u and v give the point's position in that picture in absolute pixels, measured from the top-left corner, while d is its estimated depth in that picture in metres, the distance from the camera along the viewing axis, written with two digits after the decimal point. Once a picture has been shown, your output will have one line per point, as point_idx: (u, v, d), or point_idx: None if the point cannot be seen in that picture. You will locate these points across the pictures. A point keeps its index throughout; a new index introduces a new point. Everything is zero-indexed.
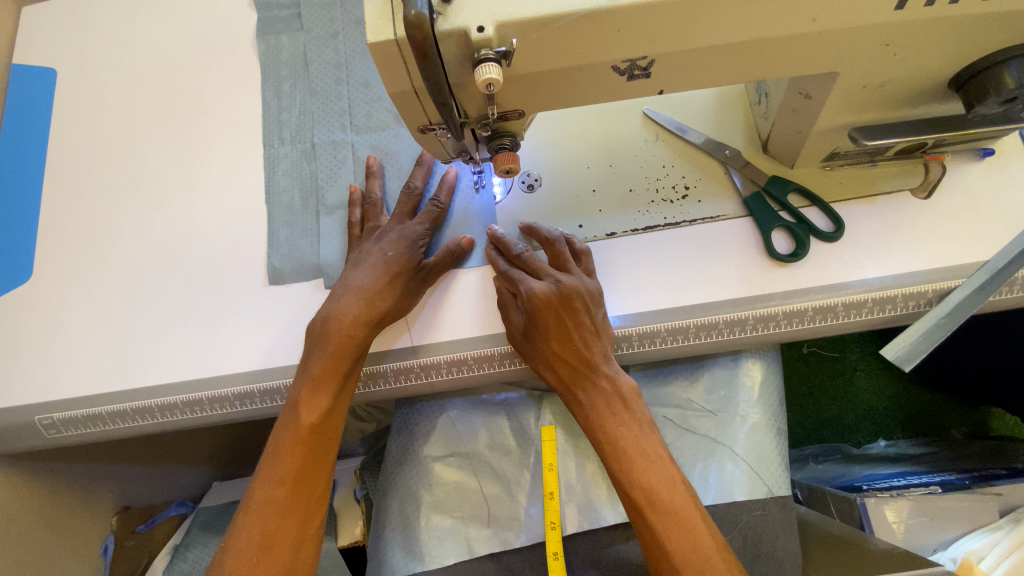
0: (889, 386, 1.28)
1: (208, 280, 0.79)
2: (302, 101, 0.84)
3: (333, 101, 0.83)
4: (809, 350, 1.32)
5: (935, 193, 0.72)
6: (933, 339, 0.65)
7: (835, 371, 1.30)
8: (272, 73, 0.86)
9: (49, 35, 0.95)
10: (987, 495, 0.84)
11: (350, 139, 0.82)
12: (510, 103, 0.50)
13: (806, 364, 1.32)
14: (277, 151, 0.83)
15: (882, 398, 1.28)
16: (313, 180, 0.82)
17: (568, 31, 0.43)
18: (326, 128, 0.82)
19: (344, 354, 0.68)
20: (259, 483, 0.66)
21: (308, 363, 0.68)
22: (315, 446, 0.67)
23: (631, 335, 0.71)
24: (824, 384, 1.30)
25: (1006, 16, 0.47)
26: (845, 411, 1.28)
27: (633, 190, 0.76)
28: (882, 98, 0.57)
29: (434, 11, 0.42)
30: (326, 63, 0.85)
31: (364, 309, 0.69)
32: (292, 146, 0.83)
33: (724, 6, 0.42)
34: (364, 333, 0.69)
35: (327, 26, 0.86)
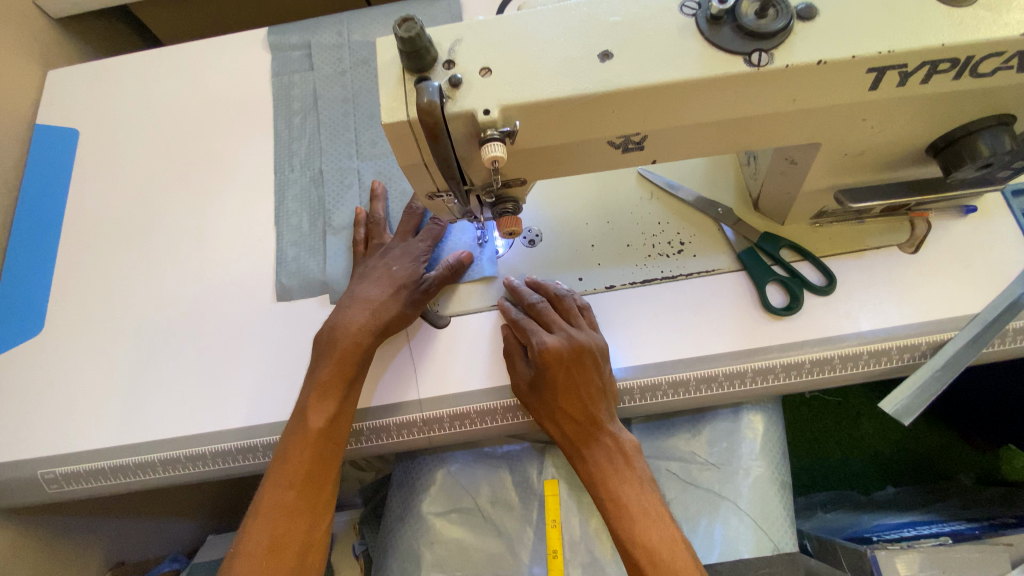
0: (894, 431, 1.27)
1: (215, 332, 0.81)
2: (311, 133, 0.90)
3: (341, 130, 0.89)
4: (810, 394, 1.33)
5: (922, 249, 0.74)
6: (931, 391, 0.66)
7: (840, 416, 1.30)
8: (284, 108, 0.92)
9: (74, 98, 1.00)
10: (998, 546, 0.81)
11: (356, 165, 0.87)
12: (513, 172, 0.54)
13: (809, 408, 1.32)
14: (287, 176, 0.88)
15: (888, 442, 1.27)
16: (321, 202, 0.86)
17: (566, 112, 0.46)
18: (334, 156, 0.88)
19: (352, 361, 0.70)
20: (269, 487, 0.66)
21: (315, 375, 0.70)
22: (323, 450, 0.68)
23: (632, 388, 0.72)
24: (828, 429, 1.30)
25: (975, 93, 0.50)
26: (851, 457, 1.27)
27: (630, 244, 0.79)
28: (864, 165, 0.60)
29: (444, 95, 0.46)
30: (334, 98, 0.91)
31: (370, 319, 0.72)
32: (301, 173, 0.88)
33: (709, 89, 0.46)
34: (369, 341, 0.72)
35: (335, 65, 0.92)
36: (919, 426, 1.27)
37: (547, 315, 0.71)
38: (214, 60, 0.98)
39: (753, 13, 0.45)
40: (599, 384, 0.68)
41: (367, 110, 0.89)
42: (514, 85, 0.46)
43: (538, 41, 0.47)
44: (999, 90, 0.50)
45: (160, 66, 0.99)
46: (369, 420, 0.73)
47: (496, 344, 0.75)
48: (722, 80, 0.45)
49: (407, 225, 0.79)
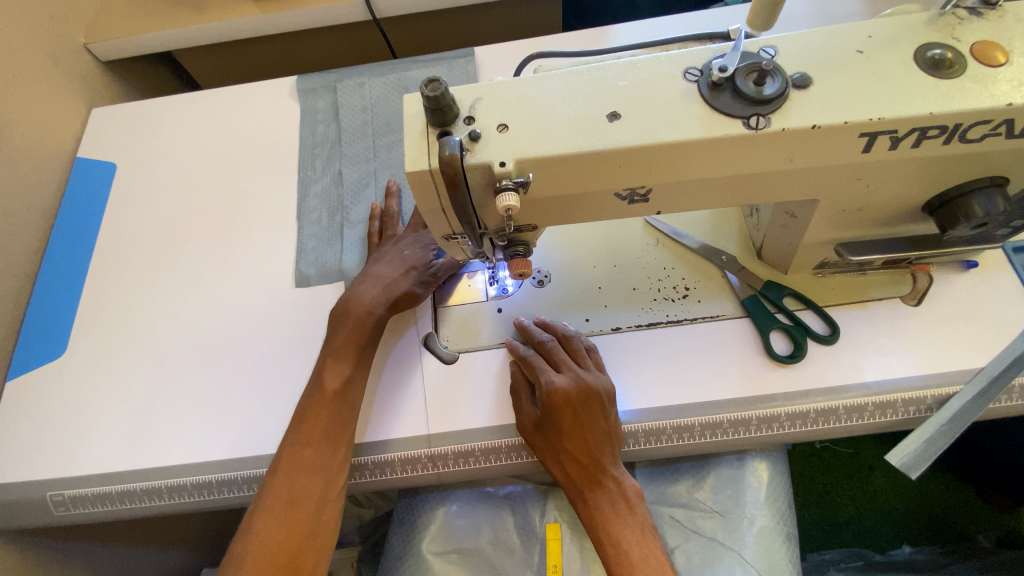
0: (909, 488, 1.26)
1: (230, 361, 0.83)
2: (333, 140, 0.98)
3: (360, 137, 0.97)
4: (821, 444, 1.33)
5: (924, 301, 0.76)
6: (937, 445, 0.65)
7: (853, 469, 1.29)
8: (309, 118, 1.00)
9: (115, 134, 1.07)
10: None
11: (373, 168, 0.95)
12: (526, 219, 0.57)
13: (822, 459, 1.31)
14: (310, 175, 0.96)
15: (903, 499, 1.25)
16: (340, 200, 0.93)
17: (575, 165, 0.49)
18: (353, 159, 0.95)
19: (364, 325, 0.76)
20: (287, 446, 0.70)
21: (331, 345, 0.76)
22: (337, 410, 0.72)
23: (636, 431, 0.73)
24: (841, 482, 1.28)
25: (967, 157, 0.52)
26: (866, 512, 1.25)
27: (636, 288, 0.81)
28: (862, 220, 0.63)
29: (464, 148, 0.49)
30: (354, 107, 0.99)
31: (381, 293, 0.77)
32: (322, 173, 0.96)
33: (711, 147, 0.49)
34: (380, 312, 0.77)
35: (355, 78, 1.01)
36: (938, 484, 1.25)
37: (557, 354, 0.73)
38: (249, 104, 1.05)
39: (751, 82, 0.48)
40: (606, 427, 0.68)
41: (384, 118, 0.97)
42: (529, 141, 0.49)
43: (551, 100, 0.51)
44: (989, 155, 0.52)
45: (198, 108, 1.07)
46: (373, 455, 0.74)
47: (504, 376, 0.77)
48: (723, 140, 0.48)
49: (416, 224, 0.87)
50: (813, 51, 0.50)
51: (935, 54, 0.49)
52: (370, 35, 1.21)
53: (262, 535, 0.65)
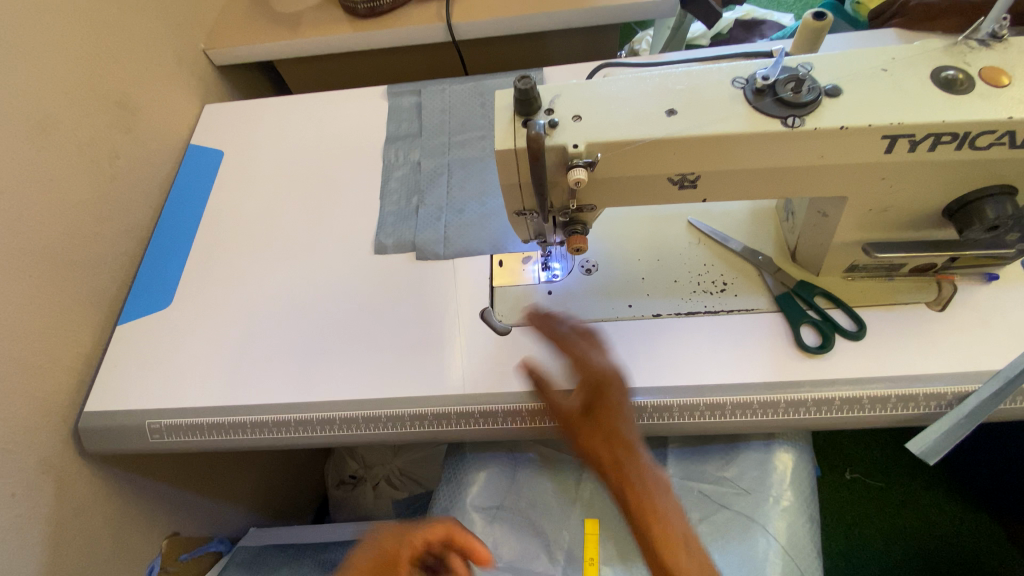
0: (938, 526, 1.38)
1: (310, 321, 0.95)
2: (413, 135, 1.13)
3: (438, 133, 1.12)
4: (851, 477, 1.48)
5: (949, 307, 0.81)
6: (959, 435, 0.70)
7: (882, 502, 1.43)
8: (396, 115, 1.16)
9: (224, 127, 1.24)
10: None
11: (447, 160, 1.08)
12: (587, 199, 0.67)
13: (851, 490, 1.46)
14: (393, 163, 1.10)
15: (931, 535, 1.38)
16: (417, 185, 1.06)
17: (635, 151, 0.60)
18: (430, 152, 1.10)
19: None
20: None
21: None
22: None
23: (672, 405, 0.80)
24: (869, 513, 1.43)
25: (977, 163, 0.60)
26: (892, 544, 1.38)
27: (677, 281, 0.89)
28: (887, 222, 0.70)
29: (545, 132, 0.60)
30: (435, 109, 1.15)
31: None
32: (403, 162, 1.09)
33: (752, 141, 0.58)
34: None
35: (437, 86, 1.18)
36: (966, 525, 1.37)
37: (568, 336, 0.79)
38: (340, 109, 1.21)
39: (789, 89, 0.57)
40: (635, 413, 0.71)
41: (460, 121, 1.13)
42: (600, 130, 0.60)
43: (619, 97, 0.61)
44: (997, 162, 0.60)
45: (295, 109, 1.23)
46: (432, 407, 0.84)
47: (555, 352, 0.81)
48: (761, 134, 0.58)
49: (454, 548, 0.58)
50: (844, 68, 0.60)
51: (949, 74, 0.58)
52: (447, 56, 1.37)
53: None
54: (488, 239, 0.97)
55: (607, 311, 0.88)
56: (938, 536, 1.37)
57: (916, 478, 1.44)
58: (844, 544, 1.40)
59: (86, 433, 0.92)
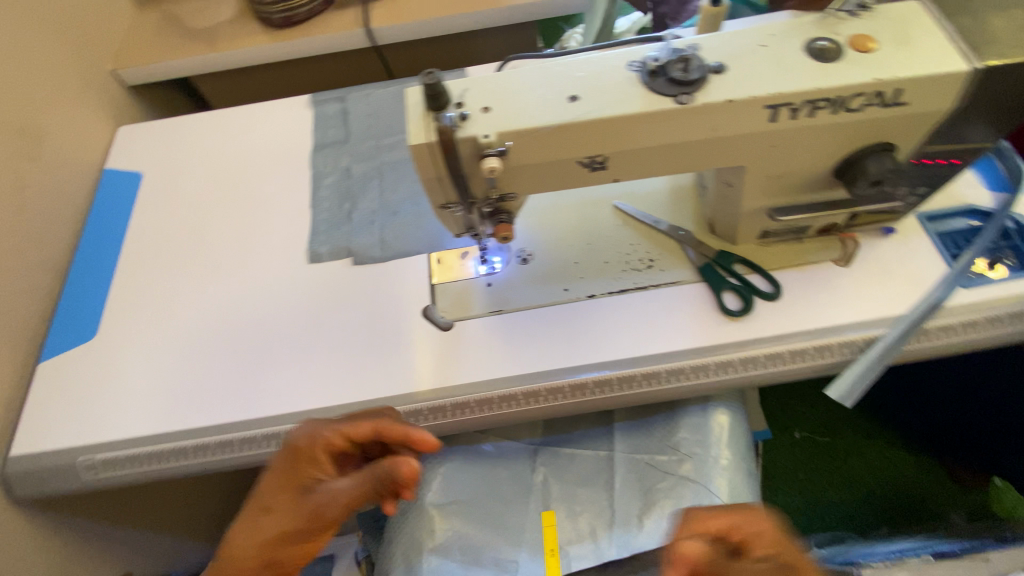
0: (882, 468, 1.55)
1: (247, 337, 0.93)
2: (341, 141, 1.12)
3: (366, 138, 1.12)
4: (802, 437, 1.61)
5: (854, 262, 0.88)
6: (867, 378, 0.79)
7: (831, 456, 1.58)
8: (322, 123, 1.15)
9: (141, 148, 1.19)
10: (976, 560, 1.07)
11: (377, 164, 1.08)
12: (506, 187, 0.69)
13: (803, 449, 1.60)
14: (323, 171, 1.09)
15: (877, 478, 1.54)
16: (348, 190, 1.06)
17: (543, 136, 0.62)
18: (359, 157, 1.09)
19: (293, 486, 0.62)
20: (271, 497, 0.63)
21: (282, 456, 0.65)
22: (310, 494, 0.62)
23: (612, 378, 0.84)
24: (823, 468, 1.57)
25: (852, 125, 0.66)
26: (845, 494, 1.53)
27: (608, 262, 0.93)
28: (786, 187, 0.76)
29: (455, 124, 0.62)
30: (361, 114, 1.15)
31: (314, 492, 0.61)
32: (333, 169, 1.09)
33: (651, 119, 0.62)
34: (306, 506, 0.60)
35: (362, 91, 1.18)
36: (908, 465, 1.53)
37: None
38: (263, 120, 1.19)
39: (679, 69, 0.62)
40: None
41: (388, 124, 1.13)
42: (508, 119, 0.62)
43: (524, 87, 0.64)
44: (871, 123, 0.66)
45: (216, 124, 1.20)
46: (379, 410, 0.84)
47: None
48: (658, 112, 0.61)
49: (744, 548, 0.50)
50: (729, 46, 0.64)
51: (820, 45, 0.63)
52: (371, 61, 1.37)
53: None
54: (424, 238, 0.98)
55: (545, 297, 0.91)
56: (883, 479, 1.53)
57: (859, 430, 1.59)
58: (804, 499, 1.54)
59: (13, 479, 0.87)
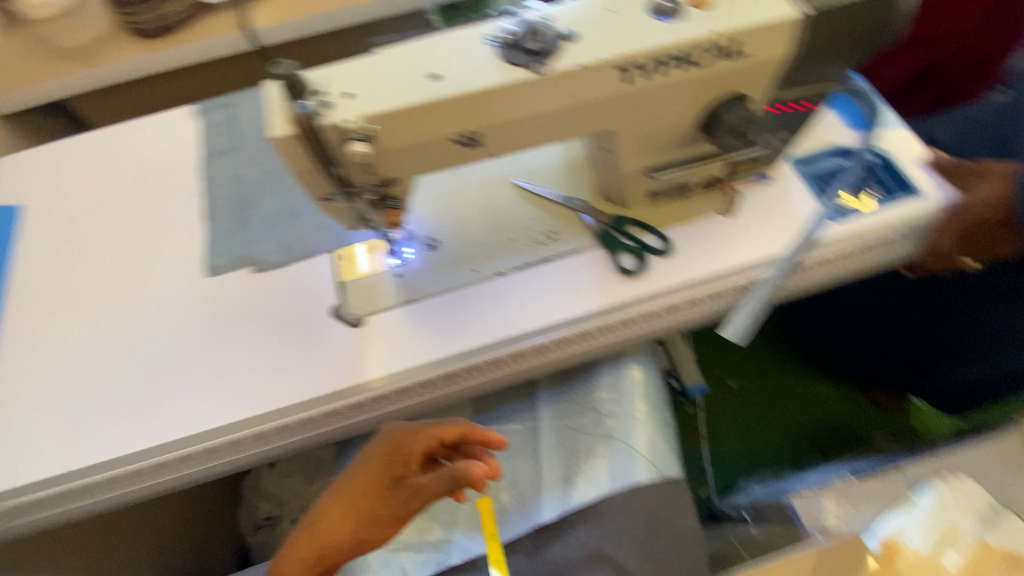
0: (813, 404, 1.67)
1: (149, 361, 0.88)
2: (230, 148, 1.09)
3: (257, 143, 1.09)
4: (738, 386, 1.73)
5: (736, 211, 0.94)
6: (760, 314, 0.89)
7: (766, 399, 1.70)
8: (210, 132, 1.11)
9: (10, 178, 1.11)
10: (895, 475, 1.11)
11: (271, 168, 1.06)
12: (385, 172, 0.69)
13: (739, 395, 1.71)
14: (214, 181, 1.05)
15: (808, 415, 1.66)
16: (242, 198, 1.03)
17: (408, 116, 0.63)
18: (252, 163, 1.07)
19: (384, 478, 0.77)
20: (361, 463, 0.80)
21: (375, 451, 0.79)
22: (390, 466, 0.77)
23: (526, 348, 0.87)
24: (756, 411, 1.68)
25: (702, 79, 0.70)
26: (779, 432, 1.65)
27: (513, 239, 0.95)
28: (658, 146, 0.81)
29: (316, 112, 0.61)
30: (250, 119, 1.12)
31: (388, 468, 0.77)
32: (225, 178, 1.05)
33: (511, 91, 0.64)
34: (382, 475, 0.77)
35: (248, 96, 1.15)
36: (835, 399, 1.67)
37: None
38: (145, 136, 1.13)
39: (533, 39, 0.64)
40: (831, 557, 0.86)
41: None
42: (370, 102, 0.62)
43: (383, 69, 0.64)
44: (719, 76, 0.71)
45: (93, 145, 1.13)
46: (295, 416, 0.83)
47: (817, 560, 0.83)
48: (517, 83, 0.63)
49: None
50: (578, 14, 0.67)
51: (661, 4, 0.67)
52: (257, 65, 1.33)
53: (325, 519, 0.78)
54: (326, 237, 0.97)
55: (454, 280, 0.92)
56: (813, 415, 1.66)
57: (786, 372, 1.72)
58: (747, 443, 1.64)
59: None
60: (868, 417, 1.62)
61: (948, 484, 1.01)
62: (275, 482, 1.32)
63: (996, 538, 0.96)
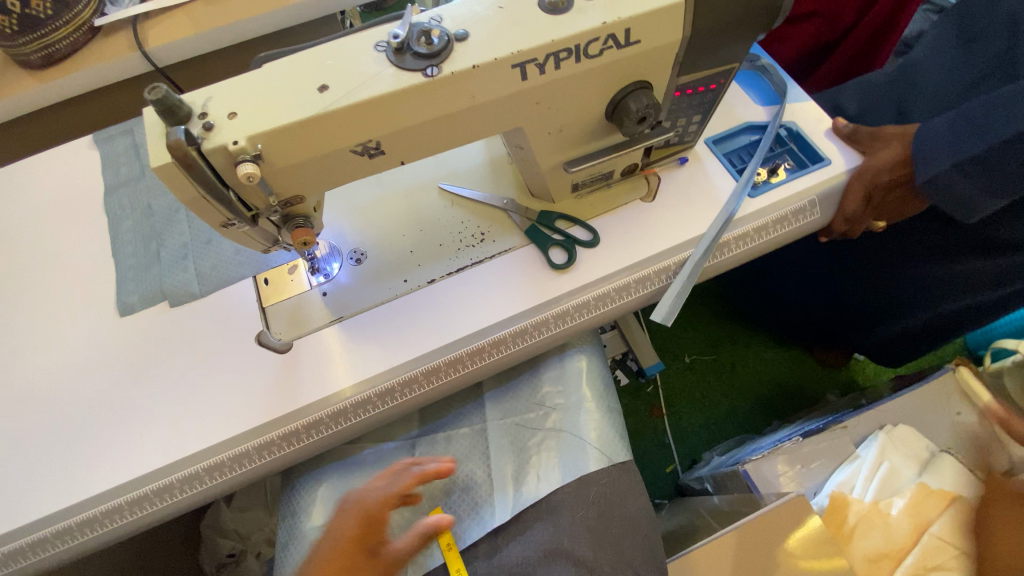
0: (765, 371, 1.73)
1: (61, 413, 0.82)
2: (135, 179, 1.03)
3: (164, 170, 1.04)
4: (692, 359, 1.75)
5: (658, 196, 0.95)
6: (683, 295, 0.88)
7: (721, 371, 1.73)
8: (111, 162, 1.05)
9: None
10: (838, 430, 1.18)
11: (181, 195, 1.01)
12: (285, 191, 0.67)
13: (694, 370, 1.73)
14: (120, 214, 0.99)
15: (764, 383, 1.71)
16: (152, 229, 0.97)
17: (299, 132, 0.60)
18: (160, 191, 1.01)
19: (359, 551, 0.75)
20: (328, 540, 0.76)
21: (343, 526, 0.77)
22: (365, 531, 0.76)
23: (463, 354, 0.85)
24: (712, 384, 1.71)
25: (601, 70, 0.70)
26: (737, 402, 1.69)
27: (442, 244, 0.93)
28: (570, 139, 0.81)
29: (198, 136, 0.58)
30: None
31: (365, 533, 0.76)
32: (131, 210, 0.99)
33: (405, 98, 0.62)
34: (359, 541, 0.76)
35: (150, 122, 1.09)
36: (784, 364, 1.73)
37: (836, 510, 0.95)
38: (39, 172, 1.05)
39: (422, 43, 0.62)
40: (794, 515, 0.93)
41: None
42: (256, 122, 0.59)
43: (267, 86, 0.61)
44: (617, 66, 0.71)
45: None
46: (226, 452, 0.79)
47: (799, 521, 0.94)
48: (410, 89, 0.62)
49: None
50: (467, 13, 0.66)
51: None
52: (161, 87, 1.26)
53: None
54: (247, 262, 0.93)
55: (385, 293, 0.89)
56: (767, 381, 1.71)
57: (737, 342, 1.76)
58: (706, 416, 1.67)
59: None
60: (815, 378, 1.70)
61: (887, 433, 1.15)
62: (234, 518, 1.25)
63: (935, 481, 1.08)
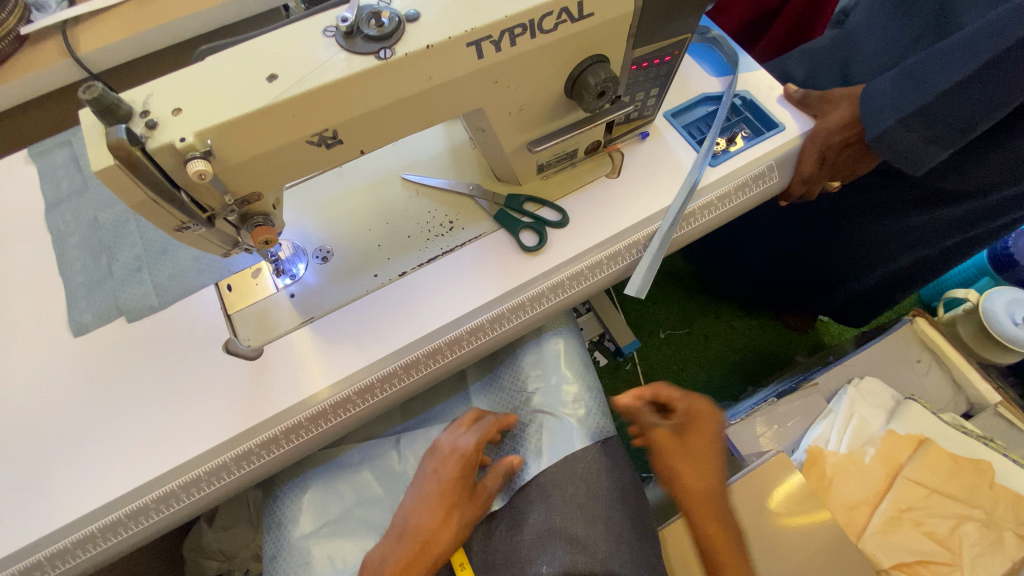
0: (737, 339, 1.78)
1: (17, 444, 0.77)
2: (78, 192, 0.97)
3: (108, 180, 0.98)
4: (667, 335, 1.78)
5: (622, 172, 0.96)
6: (653, 267, 0.89)
7: (694, 343, 1.77)
8: (49, 176, 0.99)
9: None
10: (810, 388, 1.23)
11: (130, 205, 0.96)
12: (241, 189, 0.65)
13: (670, 345, 1.77)
14: (64, 230, 0.94)
15: (735, 350, 1.76)
16: (101, 243, 0.92)
17: (249, 124, 0.58)
18: (107, 203, 0.96)
19: (460, 489, 0.82)
20: (426, 479, 0.83)
21: (442, 470, 0.83)
22: (460, 474, 0.82)
23: (441, 344, 0.84)
24: (688, 356, 1.75)
25: (557, 45, 0.70)
26: (713, 372, 1.73)
27: (411, 236, 0.91)
28: (531, 118, 0.80)
29: (142, 136, 0.55)
30: None
31: (457, 473, 0.82)
32: (76, 225, 0.94)
33: (359, 83, 0.60)
34: (455, 476, 0.82)
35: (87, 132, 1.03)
36: (754, 331, 1.78)
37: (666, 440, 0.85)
38: None
39: (372, 25, 0.60)
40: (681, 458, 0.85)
41: None
42: (203, 117, 0.56)
43: (211, 79, 0.58)
44: (572, 41, 0.71)
45: None
46: (203, 466, 0.76)
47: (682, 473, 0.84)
48: (364, 73, 0.60)
49: (669, 394, 0.89)
50: None
51: None
52: None
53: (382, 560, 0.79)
54: (208, 270, 0.90)
55: (355, 290, 0.87)
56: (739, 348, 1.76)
57: (708, 314, 1.81)
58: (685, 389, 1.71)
59: None
60: (783, 340, 1.77)
61: (857, 387, 1.19)
62: (218, 538, 1.20)
63: (903, 426, 1.12)
